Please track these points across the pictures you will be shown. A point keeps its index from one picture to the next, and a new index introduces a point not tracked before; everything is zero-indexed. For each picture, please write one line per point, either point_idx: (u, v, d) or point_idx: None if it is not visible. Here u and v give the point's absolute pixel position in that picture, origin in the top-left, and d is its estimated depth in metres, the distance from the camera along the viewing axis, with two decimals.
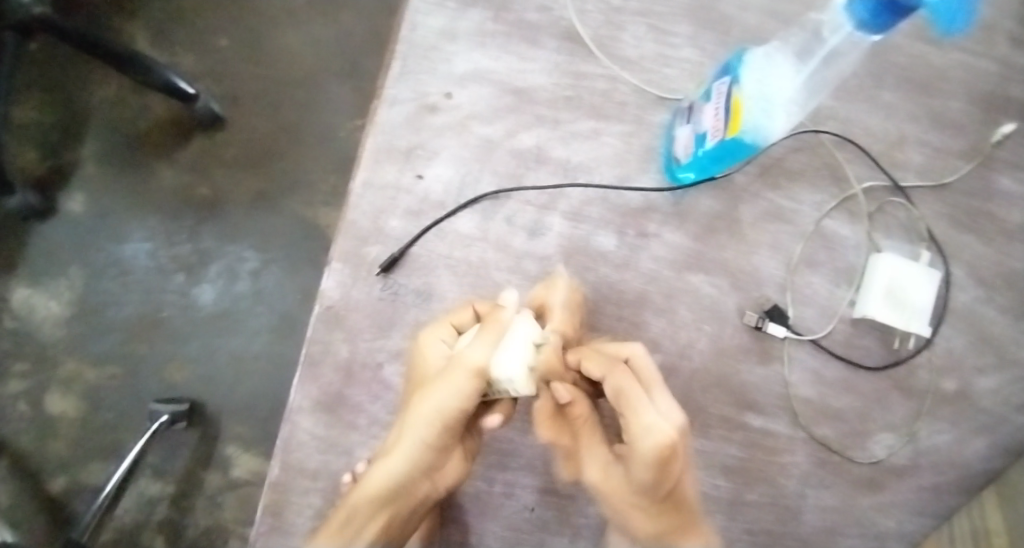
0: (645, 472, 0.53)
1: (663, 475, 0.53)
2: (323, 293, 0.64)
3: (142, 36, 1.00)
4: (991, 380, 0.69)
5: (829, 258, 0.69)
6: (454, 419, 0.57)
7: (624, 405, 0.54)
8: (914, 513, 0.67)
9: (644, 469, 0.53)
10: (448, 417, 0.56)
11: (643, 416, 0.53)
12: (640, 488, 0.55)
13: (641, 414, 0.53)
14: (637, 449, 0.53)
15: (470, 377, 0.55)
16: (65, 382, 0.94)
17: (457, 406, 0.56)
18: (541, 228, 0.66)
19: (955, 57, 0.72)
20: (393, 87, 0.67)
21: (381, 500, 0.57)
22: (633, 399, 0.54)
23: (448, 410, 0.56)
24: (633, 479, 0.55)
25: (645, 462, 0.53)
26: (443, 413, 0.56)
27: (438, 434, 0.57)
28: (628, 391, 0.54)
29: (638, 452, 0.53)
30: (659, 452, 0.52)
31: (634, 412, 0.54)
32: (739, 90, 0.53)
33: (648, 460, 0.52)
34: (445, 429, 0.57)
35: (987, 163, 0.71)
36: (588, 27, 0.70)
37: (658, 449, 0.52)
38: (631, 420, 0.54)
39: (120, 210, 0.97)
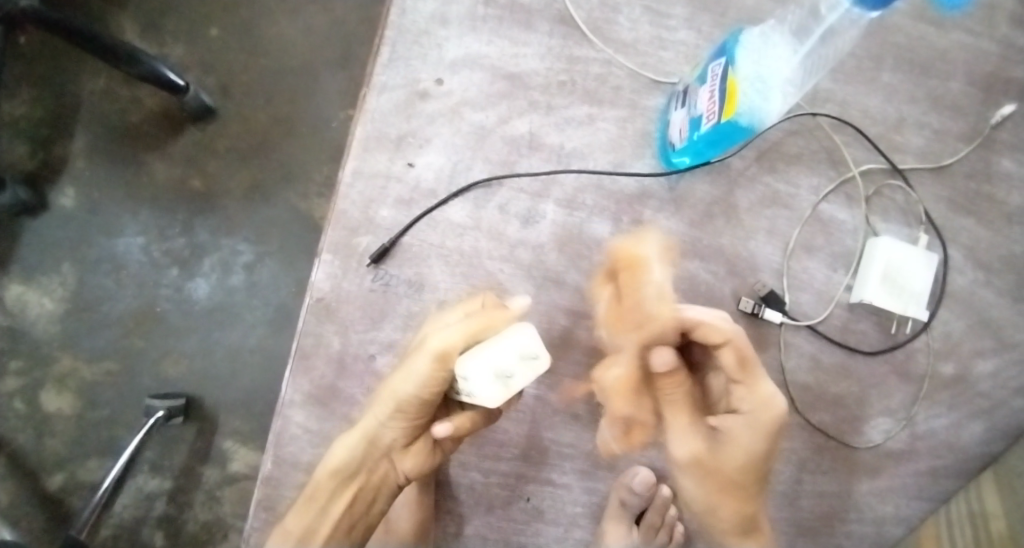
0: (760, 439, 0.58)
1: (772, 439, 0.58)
2: (314, 285, 0.63)
3: (131, 27, 0.99)
4: (990, 364, 0.68)
5: (827, 243, 0.68)
6: (411, 406, 0.54)
7: (746, 374, 0.57)
8: (911, 498, 0.67)
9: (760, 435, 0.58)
10: (404, 403, 0.54)
11: (766, 389, 0.58)
12: (745, 458, 0.59)
13: (763, 386, 0.58)
14: (760, 418, 0.57)
15: (429, 362, 0.51)
16: (59, 378, 0.93)
17: (414, 396, 0.53)
18: (534, 216, 0.65)
19: (954, 37, 0.70)
20: (383, 74, 0.66)
21: (341, 475, 0.57)
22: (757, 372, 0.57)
23: (404, 399, 0.53)
24: (746, 448, 0.58)
25: (766, 430, 0.58)
26: (398, 400, 0.53)
27: (396, 419, 0.56)
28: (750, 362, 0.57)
29: (756, 419, 0.58)
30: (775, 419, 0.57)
31: (756, 384, 0.58)
32: (735, 71, 0.52)
33: (767, 427, 0.58)
34: (403, 414, 0.55)
35: (986, 145, 0.70)
36: (581, 9, 0.68)
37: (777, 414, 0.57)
38: (753, 390, 0.58)
39: (111, 204, 0.96)
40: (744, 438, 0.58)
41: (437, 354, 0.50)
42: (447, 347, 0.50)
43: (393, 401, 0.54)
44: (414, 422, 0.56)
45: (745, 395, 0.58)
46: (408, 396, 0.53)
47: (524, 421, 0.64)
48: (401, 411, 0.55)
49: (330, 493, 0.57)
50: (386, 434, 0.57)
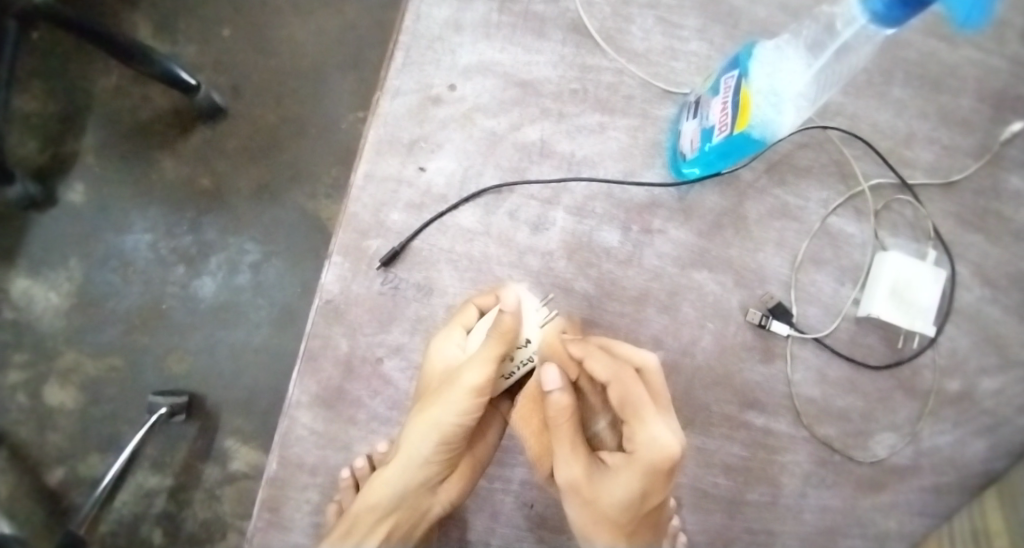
0: (638, 481, 0.52)
1: (645, 489, 0.53)
2: (324, 286, 0.63)
3: (144, 26, 0.99)
4: (996, 382, 0.68)
5: (834, 256, 0.68)
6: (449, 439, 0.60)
7: (630, 414, 0.52)
8: (915, 514, 0.67)
9: (637, 476, 0.52)
10: (446, 432, 0.59)
11: (650, 432, 0.51)
12: (622, 498, 0.53)
13: (647, 428, 0.52)
14: (638, 459, 0.51)
15: (466, 396, 0.57)
16: (64, 373, 0.93)
17: (455, 425, 0.58)
18: (544, 223, 0.66)
19: (965, 54, 0.71)
20: (396, 78, 0.66)
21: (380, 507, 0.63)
22: (646, 415, 0.52)
23: (444, 431, 0.58)
24: (620, 490, 0.53)
25: (644, 470, 0.51)
26: (440, 434, 0.59)
27: (438, 450, 0.60)
28: (637, 403, 0.52)
29: (631, 460, 0.52)
30: (663, 466, 0.51)
31: (640, 431, 0.52)
32: (748, 84, 0.52)
33: (648, 470, 0.51)
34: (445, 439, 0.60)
35: (995, 161, 0.70)
36: (594, 18, 0.69)
37: (663, 461, 0.51)
38: (636, 432, 0.52)
39: (120, 200, 0.96)
40: (625, 478, 0.53)
41: (474, 390, 0.56)
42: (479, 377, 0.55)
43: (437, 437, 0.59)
44: (449, 455, 0.61)
45: (632, 436, 0.53)
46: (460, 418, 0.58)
47: None
48: (441, 445, 0.60)
49: (370, 525, 0.63)
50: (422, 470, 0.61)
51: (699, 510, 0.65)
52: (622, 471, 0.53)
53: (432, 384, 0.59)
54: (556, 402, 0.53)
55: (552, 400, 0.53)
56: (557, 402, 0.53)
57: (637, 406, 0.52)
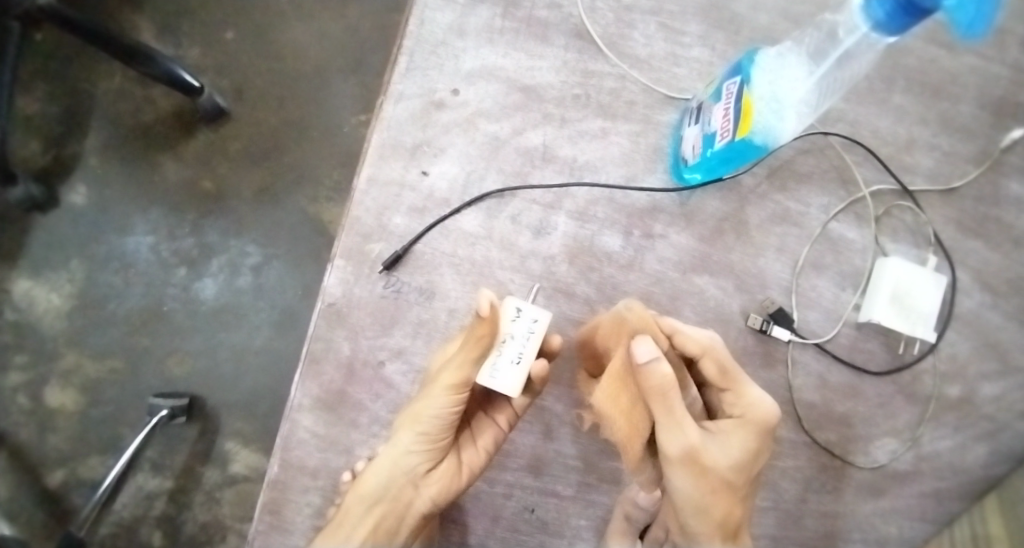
0: (752, 438, 0.57)
1: (756, 446, 0.57)
2: (326, 290, 0.63)
3: (147, 29, 0.99)
4: (996, 387, 0.68)
5: (835, 262, 0.68)
6: (433, 432, 0.59)
7: (730, 380, 0.58)
8: (916, 519, 0.67)
9: (752, 434, 0.57)
10: (429, 423, 0.58)
11: (753, 395, 0.58)
12: (737, 458, 0.56)
13: (749, 391, 0.58)
14: (750, 417, 0.57)
15: (446, 393, 0.57)
16: (64, 374, 0.93)
17: (435, 418, 0.58)
18: (546, 227, 0.66)
19: (966, 61, 0.71)
20: (400, 83, 0.66)
21: (368, 500, 0.60)
22: (744, 379, 0.58)
23: (426, 424, 0.58)
24: (733, 449, 0.57)
25: (755, 427, 0.57)
26: (422, 425, 0.58)
27: (423, 444, 0.60)
28: (734, 369, 0.58)
29: (740, 421, 0.57)
30: (770, 421, 0.57)
31: (743, 394, 0.58)
32: (750, 90, 0.52)
33: (758, 427, 0.57)
34: (428, 434, 0.59)
35: (996, 168, 0.70)
36: (597, 24, 0.69)
37: (768, 417, 0.57)
38: (739, 395, 0.58)
39: (122, 202, 0.96)
40: (738, 438, 0.57)
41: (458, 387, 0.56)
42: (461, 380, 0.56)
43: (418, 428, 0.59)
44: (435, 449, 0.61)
45: (735, 399, 0.58)
46: (445, 412, 0.58)
47: (529, 432, 0.65)
48: (427, 438, 0.60)
49: (358, 519, 0.60)
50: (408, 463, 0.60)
51: None
52: (731, 431, 0.57)
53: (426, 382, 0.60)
54: (665, 375, 0.52)
55: (662, 373, 0.52)
56: (668, 376, 0.52)
57: (734, 371, 0.58)
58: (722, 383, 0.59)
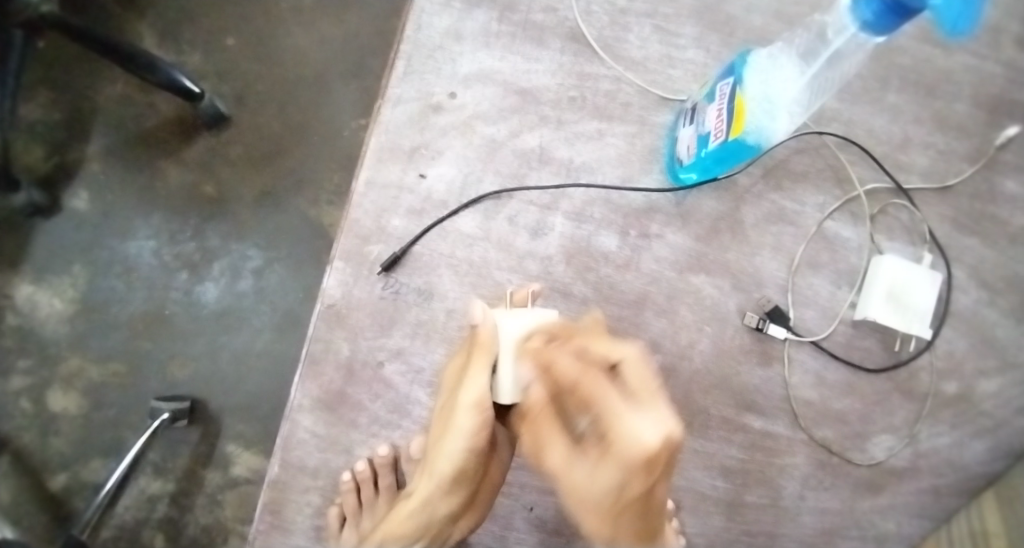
0: (616, 475, 0.43)
1: (622, 486, 0.44)
2: (326, 291, 0.64)
3: (148, 34, 1.00)
4: (994, 384, 0.69)
5: (831, 260, 0.69)
6: (468, 471, 0.56)
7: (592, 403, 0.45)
8: (913, 516, 0.67)
9: (617, 469, 0.43)
10: (460, 462, 0.55)
11: (623, 425, 0.42)
12: (605, 493, 0.45)
13: (620, 420, 0.43)
14: (608, 452, 0.43)
15: (473, 414, 0.54)
16: (67, 378, 0.94)
17: (468, 452, 0.55)
18: (543, 228, 0.66)
19: (959, 60, 0.72)
20: (397, 87, 0.67)
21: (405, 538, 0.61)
22: (616, 406, 0.43)
23: (460, 461, 0.55)
24: (595, 478, 0.46)
25: (620, 464, 0.42)
26: (456, 465, 0.55)
27: (455, 485, 0.57)
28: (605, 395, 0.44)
29: (602, 455, 0.44)
30: (639, 464, 0.41)
31: (613, 423, 0.43)
32: (743, 91, 0.53)
33: (615, 466, 0.43)
34: (461, 475, 0.56)
35: (991, 166, 0.71)
36: (592, 27, 0.70)
37: (638, 459, 0.41)
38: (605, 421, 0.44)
39: (124, 207, 0.97)
40: (599, 473, 0.45)
41: (481, 406, 0.54)
42: (483, 397, 0.54)
43: (453, 469, 0.55)
44: (469, 488, 0.58)
45: (604, 428, 0.44)
46: (472, 445, 0.55)
47: None
48: (460, 477, 0.56)
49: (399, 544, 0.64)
50: (440, 506, 0.58)
51: (697, 513, 0.65)
52: (601, 461, 0.45)
53: (443, 413, 0.57)
54: (533, 395, 0.51)
55: (530, 392, 0.51)
56: (536, 395, 0.51)
57: (604, 396, 0.44)
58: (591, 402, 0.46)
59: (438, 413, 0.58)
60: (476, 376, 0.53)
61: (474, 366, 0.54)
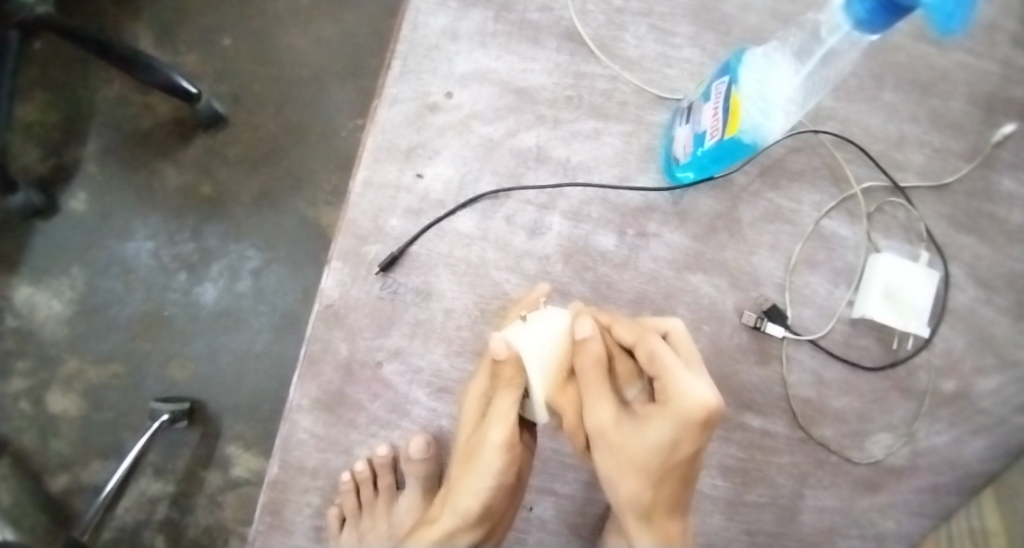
0: (669, 429, 0.51)
1: (677, 448, 0.51)
2: (324, 292, 0.64)
3: (145, 36, 1.00)
4: (991, 381, 0.69)
5: (829, 258, 0.69)
6: (493, 506, 0.60)
7: (657, 369, 0.51)
8: (912, 514, 0.67)
9: (671, 423, 0.51)
10: (485, 497, 0.59)
11: (680, 385, 0.50)
12: (654, 448, 0.52)
13: (679, 381, 0.50)
14: (669, 408, 0.50)
15: (497, 454, 0.58)
16: (66, 380, 0.93)
17: (494, 489, 0.59)
18: (541, 227, 0.67)
19: (955, 58, 0.72)
20: (394, 87, 0.67)
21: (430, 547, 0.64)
22: (674, 368, 0.50)
23: (485, 498, 0.59)
24: (650, 434, 0.52)
25: (676, 419, 0.50)
26: (482, 501, 0.59)
27: (480, 518, 0.60)
28: (664, 357, 0.51)
29: (666, 411, 0.51)
30: (697, 419, 0.49)
31: (670, 382, 0.50)
32: (738, 90, 0.53)
33: (680, 421, 0.50)
34: (485, 510, 0.60)
35: (987, 164, 0.71)
36: (588, 26, 0.70)
37: (698, 414, 0.49)
38: (666, 384, 0.51)
39: (122, 208, 0.97)
40: (657, 431, 0.52)
41: (505, 445, 0.58)
42: (507, 435, 0.58)
43: (479, 505, 0.59)
44: (491, 521, 0.61)
45: (665, 387, 0.51)
46: (496, 482, 0.58)
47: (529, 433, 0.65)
48: (484, 512, 0.60)
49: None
50: (462, 538, 0.61)
51: (697, 511, 0.66)
52: (652, 418, 0.52)
53: (468, 449, 0.60)
54: (590, 348, 0.54)
55: (586, 345, 0.53)
56: (592, 348, 0.53)
57: (659, 358, 0.51)
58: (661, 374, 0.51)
59: (463, 448, 0.61)
60: (502, 407, 0.57)
61: (505, 397, 0.57)
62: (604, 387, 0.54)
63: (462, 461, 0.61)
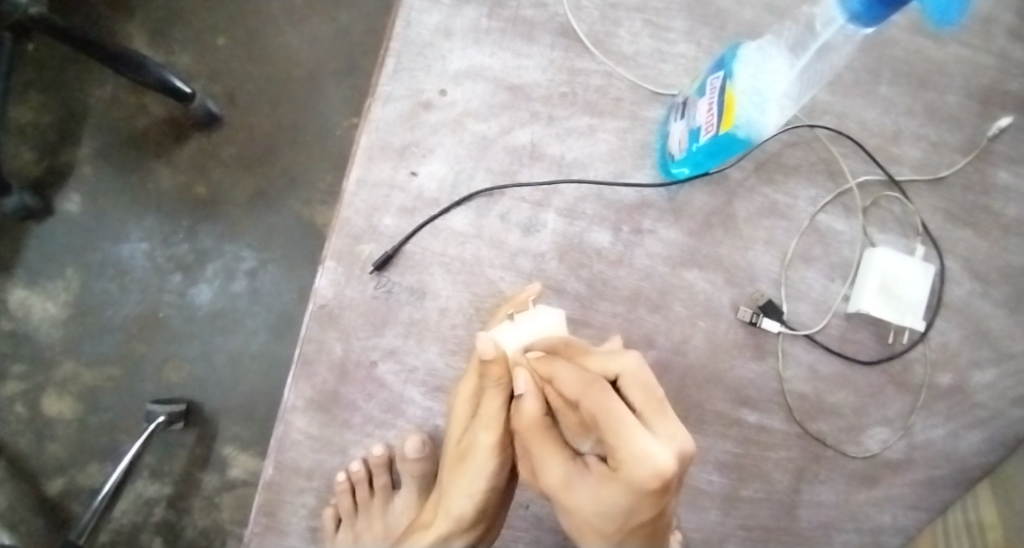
0: (624, 497, 0.42)
1: (638, 509, 0.42)
2: (318, 291, 0.64)
3: (138, 36, 0.99)
4: (988, 375, 0.69)
5: (824, 253, 0.69)
6: (487, 509, 0.60)
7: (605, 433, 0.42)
8: (909, 508, 0.67)
9: (622, 491, 0.41)
10: (478, 501, 0.59)
11: (633, 448, 0.40)
12: (606, 510, 0.43)
13: (631, 440, 0.40)
14: (621, 475, 0.41)
15: (490, 456, 0.58)
16: (61, 383, 0.93)
17: (488, 492, 0.58)
18: (535, 225, 0.66)
19: (950, 51, 0.71)
20: (387, 84, 0.67)
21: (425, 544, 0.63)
22: (624, 424, 0.41)
23: (479, 502, 0.59)
24: (600, 500, 0.43)
25: (627, 487, 0.41)
26: (476, 505, 0.59)
27: (474, 521, 0.60)
28: (613, 412, 0.41)
29: (622, 479, 0.41)
30: (653, 487, 0.40)
31: (619, 446, 0.41)
32: (732, 84, 0.53)
33: (634, 489, 0.41)
34: (478, 513, 0.59)
35: (983, 157, 0.71)
36: (583, 22, 0.69)
37: (651, 482, 0.40)
38: (617, 447, 0.41)
39: (115, 210, 0.96)
40: (609, 495, 0.43)
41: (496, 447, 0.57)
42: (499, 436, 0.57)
43: (474, 509, 0.58)
44: (485, 522, 0.61)
45: (618, 453, 0.41)
46: (490, 484, 0.58)
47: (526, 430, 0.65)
48: (477, 515, 0.60)
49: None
50: (456, 540, 0.61)
51: (693, 508, 0.65)
52: (605, 481, 0.43)
53: (460, 453, 0.60)
54: (529, 407, 0.48)
55: (524, 405, 0.48)
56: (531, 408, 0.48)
57: (614, 414, 0.41)
58: (608, 434, 0.41)
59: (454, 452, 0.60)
60: (491, 408, 0.57)
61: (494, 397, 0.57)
62: (548, 442, 0.47)
63: (454, 465, 0.60)
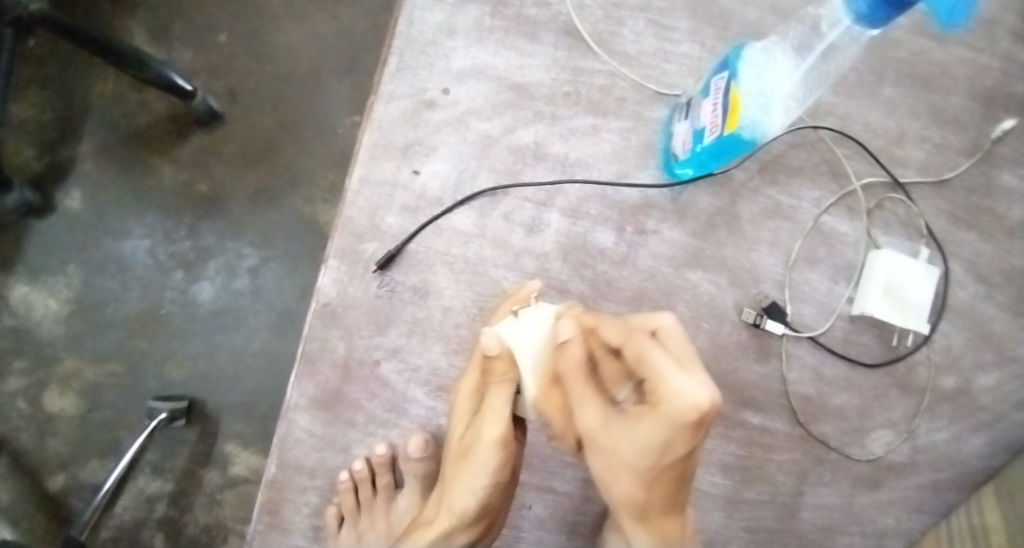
0: (660, 431, 0.44)
1: (670, 447, 0.45)
2: (321, 290, 0.64)
3: (140, 32, 0.99)
4: (991, 377, 0.69)
5: (828, 255, 0.69)
6: (490, 505, 0.60)
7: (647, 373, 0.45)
8: (912, 510, 0.67)
9: (659, 424, 0.44)
10: (482, 495, 0.59)
11: (670, 384, 0.43)
12: (642, 451, 0.46)
13: (667, 381, 0.43)
14: (660, 410, 0.43)
15: (493, 451, 0.58)
16: (63, 379, 0.93)
17: (491, 487, 0.59)
18: (539, 225, 0.66)
19: (955, 52, 0.71)
20: (391, 83, 0.67)
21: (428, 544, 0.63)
22: (664, 367, 0.44)
23: (482, 496, 0.59)
24: (636, 437, 0.46)
25: (664, 419, 0.43)
26: (479, 499, 0.59)
27: (477, 517, 0.60)
28: (653, 358, 0.44)
29: (659, 415, 0.44)
30: (689, 420, 0.42)
31: (659, 383, 0.44)
32: (737, 85, 0.53)
33: (670, 423, 0.43)
34: (481, 508, 0.60)
35: (988, 159, 0.71)
36: (587, 22, 0.69)
37: (687, 416, 0.42)
38: (657, 387, 0.44)
39: (118, 206, 0.96)
40: (645, 434, 0.45)
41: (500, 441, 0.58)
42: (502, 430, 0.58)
43: (477, 504, 0.59)
44: (489, 518, 0.61)
45: (657, 391, 0.44)
46: (493, 479, 0.59)
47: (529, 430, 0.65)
48: (480, 510, 0.60)
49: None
50: (459, 537, 0.61)
51: (696, 509, 0.65)
52: (642, 418, 0.46)
53: (463, 448, 0.60)
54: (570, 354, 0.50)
55: (566, 351, 0.51)
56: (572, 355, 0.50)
57: (650, 361, 0.45)
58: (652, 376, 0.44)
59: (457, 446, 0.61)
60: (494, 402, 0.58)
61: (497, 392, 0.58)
62: (586, 386, 0.50)
63: (457, 461, 0.61)
